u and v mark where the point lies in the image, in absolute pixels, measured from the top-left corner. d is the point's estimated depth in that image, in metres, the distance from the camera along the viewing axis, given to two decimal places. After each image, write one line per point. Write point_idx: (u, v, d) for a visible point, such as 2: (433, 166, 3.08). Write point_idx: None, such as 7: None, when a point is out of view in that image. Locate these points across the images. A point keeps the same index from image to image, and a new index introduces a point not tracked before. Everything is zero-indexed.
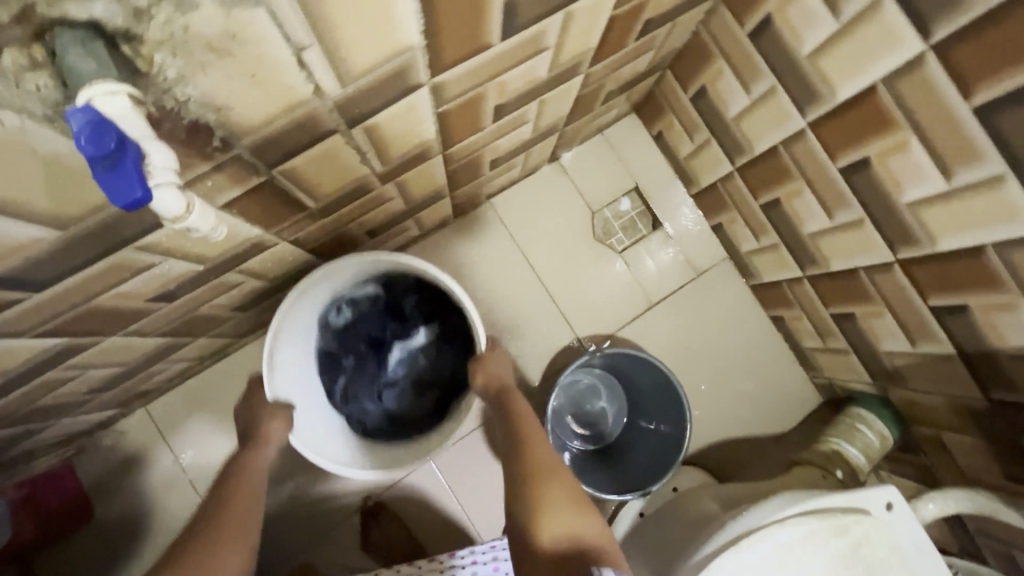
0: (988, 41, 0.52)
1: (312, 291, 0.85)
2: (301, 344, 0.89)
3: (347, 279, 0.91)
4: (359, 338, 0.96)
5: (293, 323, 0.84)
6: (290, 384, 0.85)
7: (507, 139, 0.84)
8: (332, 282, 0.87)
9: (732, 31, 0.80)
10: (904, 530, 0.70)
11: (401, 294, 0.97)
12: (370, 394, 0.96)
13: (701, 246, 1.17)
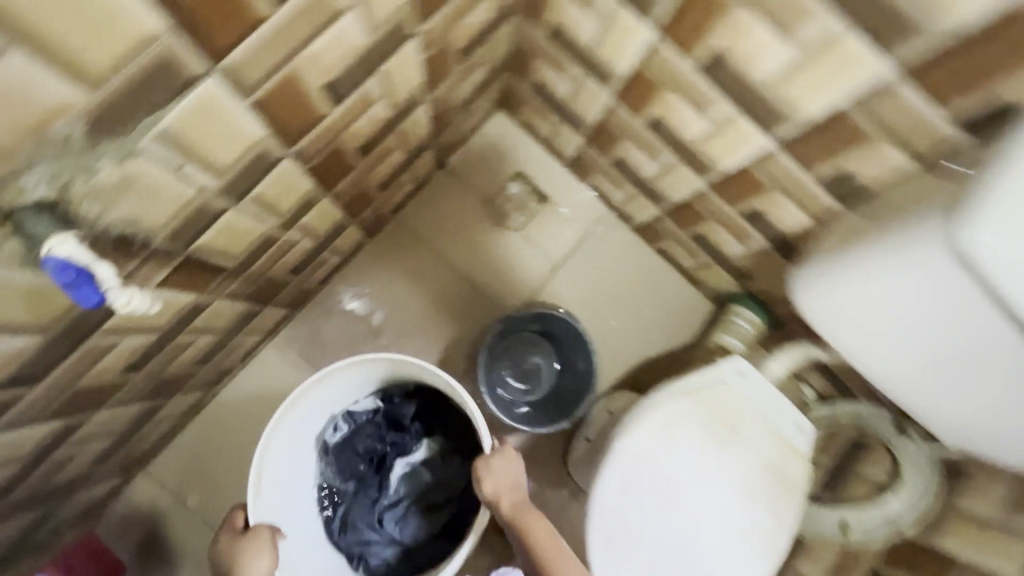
0: (684, 24, 0.71)
1: (303, 414, 0.98)
2: (297, 461, 1.02)
3: (345, 397, 1.06)
4: (359, 458, 1.09)
5: (282, 447, 0.96)
6: (275, 506, 0.96)
7: (384, 166, 1.00)
8: (322, 403, 1.00)
9: (539, 36, 0.98)
10: (753, 389, 0.89)
11: (401, 406, 1.10)
12: (369, 517, 1.08)
13: (585, 206, 1.36)
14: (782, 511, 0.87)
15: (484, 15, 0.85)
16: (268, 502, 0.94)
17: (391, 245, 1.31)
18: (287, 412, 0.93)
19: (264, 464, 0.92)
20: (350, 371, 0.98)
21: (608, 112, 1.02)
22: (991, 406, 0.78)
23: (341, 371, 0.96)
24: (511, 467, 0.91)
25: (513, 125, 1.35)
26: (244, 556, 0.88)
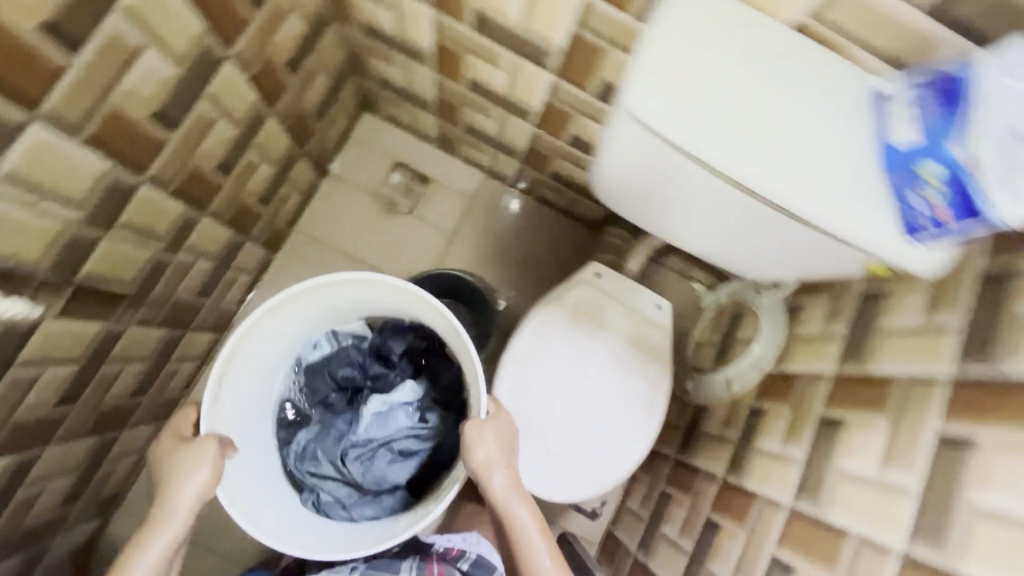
0: None
1: (280, 324, 0.97)
2: (270, 376, 1.03)
3: (334, 316, 1.07)
4: (335, 381, 1.13)
5: (251, 358, 0.95)
6: (235, 424, 0.95)
7: (256, 182, 1.13)
8: (309, 319, 1.03)
9: (359, 36, 1.12)
10: (611, 285, 1.05)
11: (389, 341, 1.13)
12: (334, 444, 1.10)
13: (463, 176, 1.50)
14: (654, 375, 1.02)
15: (295, 31, 0.99)
16: (227, 419, 0.92)
17: (299, 253, 1.43)
18: (278, 308, 0.93)
19: (228, 365, 0.90)
20: (345, 288, 0.98)
21: (438, 87, 1.17)
22: (800, 264, 0.74)
23: (334, 286, 0.97)
24: (505, 437, 0.86)
25: (382, 121, 1.48)
26: (183, 469, 0.80)
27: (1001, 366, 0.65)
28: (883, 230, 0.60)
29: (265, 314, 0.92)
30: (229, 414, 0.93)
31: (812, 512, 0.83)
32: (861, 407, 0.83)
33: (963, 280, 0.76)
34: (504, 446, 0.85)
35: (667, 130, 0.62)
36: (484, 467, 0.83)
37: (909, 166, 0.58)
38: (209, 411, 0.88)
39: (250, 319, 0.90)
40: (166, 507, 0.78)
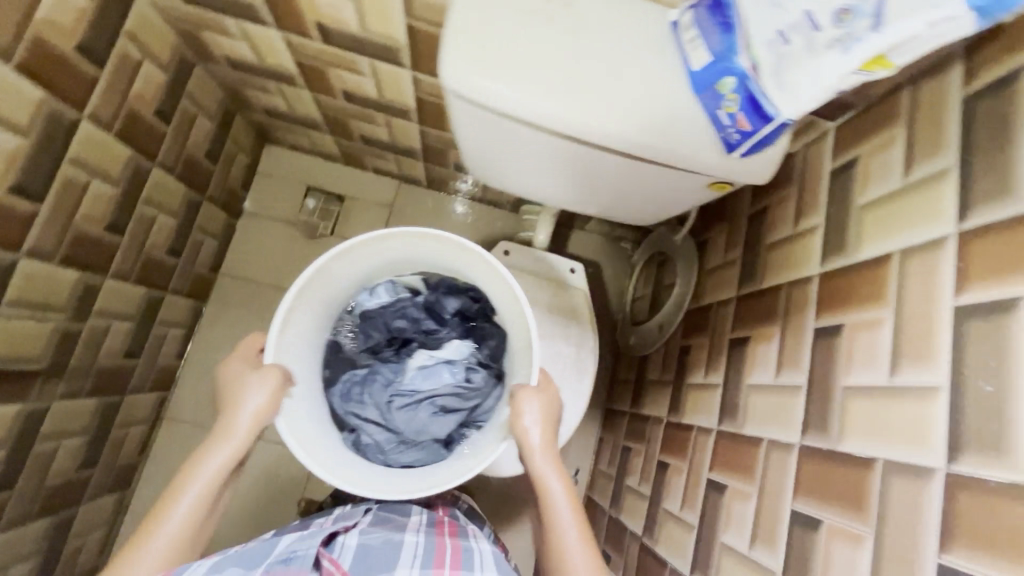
0: (282, 18, 0.89)
1: (350, 264, 0.85)
2: (323, 311, 0.88)
3: (392, 266, 0.93)
4: (382, 330, 0.97)
5: (320, 292, 0.84)
6: (297, 366, 0.84)
7: (157, 234, 1.13)
8: (369, 259, 0.87)
9: (227, 72, 1.13)
10: (519, 259, 1.10)
11: (443, 296, 0.98)
12: (368, 401, 0.93)
13: (378, 188, 1.51)
14: (578, 336, 1.06)
15: (155, 80, 1.00)
16: (296, 338, 0.83)
17: (228, 298, 1.42)
18: (350, 250, 0.82)
19: (302, 293, 0.80)
20: (399, 245, 0.86)
21: (319, 105, 1.18)
22: (673, 192, 0.75)
23: (393, 240, 0.84)
24: (550, 417, 0.77)
25: (285, 151, 1.49)
26: (239, 390, 0.74)
27: (855, 254, 0.68)
28: (708, 150, 0.64)
29: (333, 259, 0.81)
30: (302, 319, 0.83)
31: (732, 430, 0.84)
32: (758, 320, 0.86)
33: (820, 183, 0.80)
34: (545, 421, 0.76)
35: (494, 100, 0.64)
36: (523, 439, 0.75)
37: (710, 85, 0.61)
38: (279, 337, 0.79)
39: (320, 262, 0.79)
40: (224, 424, 0.73)
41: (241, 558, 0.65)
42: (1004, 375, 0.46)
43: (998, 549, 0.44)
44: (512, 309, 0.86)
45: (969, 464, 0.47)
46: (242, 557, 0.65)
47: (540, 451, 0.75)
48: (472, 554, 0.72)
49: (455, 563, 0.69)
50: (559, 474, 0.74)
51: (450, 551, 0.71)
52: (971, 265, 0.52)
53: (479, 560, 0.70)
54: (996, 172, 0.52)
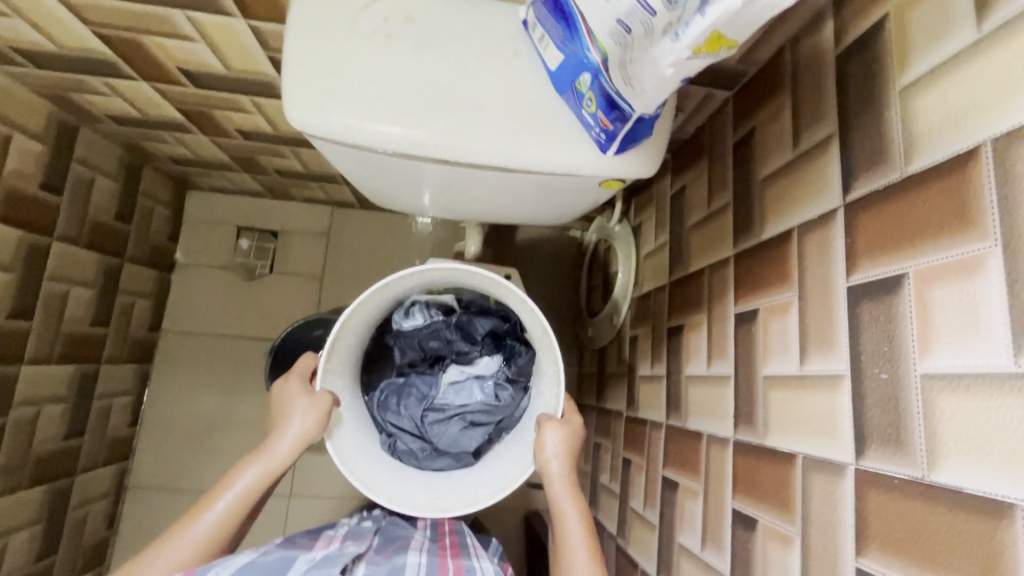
0: (142, 69, 0.83)
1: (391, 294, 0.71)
2: (364, 330, 0.75)
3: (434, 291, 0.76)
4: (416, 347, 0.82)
5: (365, 313, 0.71)
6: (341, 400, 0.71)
7: (73, 309, 1.08)
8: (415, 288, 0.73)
9: (115, 128, 1.07)
10: None
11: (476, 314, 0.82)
12: (402, 418, 0.79)
13: (311, 216, 1.45)
14: None
15: (32, 152, 0.94)
16: (342, 366, 0.72)
17: (173, 356, 1.36)
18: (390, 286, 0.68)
19: (345, 327, 0.69)
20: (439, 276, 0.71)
21: (220, 147, 1.12)
22: (571, 196, 0.71)
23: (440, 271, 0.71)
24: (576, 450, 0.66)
25: (209, 195, 1.43)
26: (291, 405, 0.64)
27: (763, 233, 0.64)
28: (582, 153, 0.59)
29: (378, 286, 0.67)
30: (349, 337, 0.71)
31: (679, 425, 0.81)
32: (689, 307, 0.82)
33: (726, 158, 0.75)
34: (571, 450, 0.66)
35: (348, 134, 0.58)
36: (545, 470, 0.65)
37: (570, 83, 0.56)
38: (327, 358, 0.68)
39: (369, 289, 0.66)
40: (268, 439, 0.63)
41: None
42: (894, 361, 0.43)
43: (902, 552, 0.40)
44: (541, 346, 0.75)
45: (876, 459, 0.44)
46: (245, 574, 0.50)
47: (563, 484, 0.64)
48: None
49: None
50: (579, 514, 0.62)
51: (460, 573, 0.58)
52: (857, 242, 0.48)
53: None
54: (872, 138, 0.48)
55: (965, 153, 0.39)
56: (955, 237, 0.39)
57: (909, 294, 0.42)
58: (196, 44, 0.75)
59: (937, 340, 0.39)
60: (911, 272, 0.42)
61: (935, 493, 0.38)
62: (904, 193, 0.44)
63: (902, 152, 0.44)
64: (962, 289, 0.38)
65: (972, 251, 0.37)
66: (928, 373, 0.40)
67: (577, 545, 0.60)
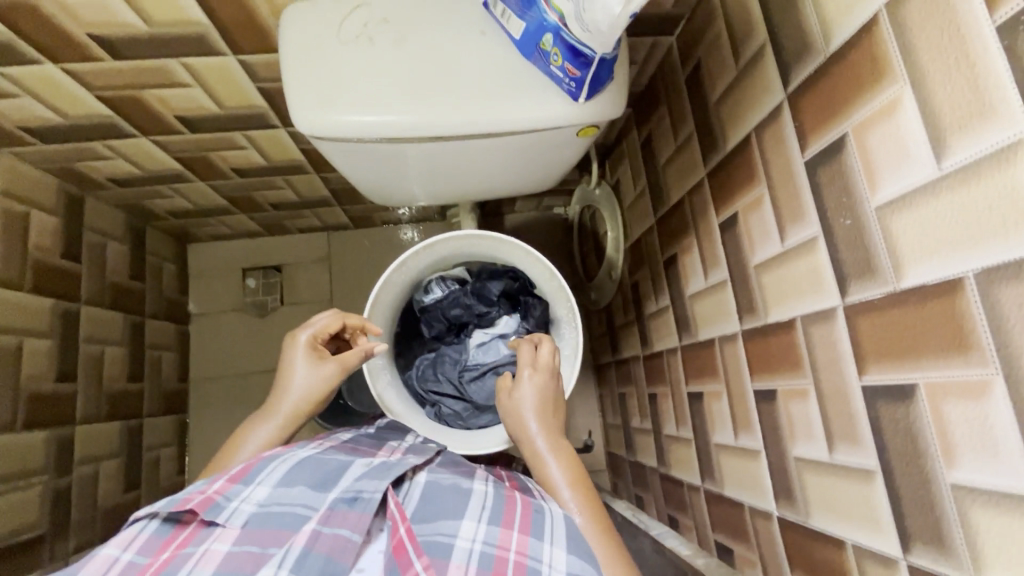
0: (144, 126, 0.91)
1: (411, 273, 0.79)
2: (393, 314, 0.83)
3: (449, 262, 0.83)
4: (441, 320, 0.89)
5: (389, 299, 0.80)
6: (386, 380, 0.79)
7: (110, 368, 1.14)
8: (428, 263, 0.80)
9: (118, 192, 1.14)
10: None
11: (488, 280, 0.88)
12: (442, 382, 0.86)
13: (310, 244, 1.52)
14: None
15: (49, 225, 1.00)
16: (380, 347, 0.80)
17: (207, 401, 1.42)
18: (407, 261, 0.76)
19: (376, 307, 0.77)
20: (448, 247, 0.78)
21: (217, 190, 1.19)
22: (555, 150, 0.78)
23: (449, 244, 0.78)
24: (545, 401, 0.70)
25: (209, 244, 1.50)
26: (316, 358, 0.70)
27: (727, 146, 0.72)
28: (557, 105, 0.67)
29: (394, 269, 0.75)
30: (379, 320, 0.79)
31: (692, 341, 0.88)
32: (677, 235, 0.90)
33: (681, 94, 0.84)
34: (540, 405, 0.69)
35: (353, 130, 0.66)
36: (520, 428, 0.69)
37: (535, 47, 0.64)
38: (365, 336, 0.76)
39: (387, 275, 0.75)
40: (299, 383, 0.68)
41: (311, 476, 0.57)
42: (853, 206, 0.51)
43: (891, 355, 0.48)
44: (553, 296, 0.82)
45: (856, 292, 0.52)
46: (302, 471, 0.58)
47: (539, 433, 0.68)
48: (546, 517, 0.55)
49: (525, 526, 0.53)
50: (561, 459, 0.66)
51: (521, 503, 0.57)
52: (804, 122, 0.57)
53: (552, 526, 0.54)
54: (796, 35, 0.57)
55: (867, 23, 0.48)
56: (875, 89, 0.47)
57: (853, 148, 0.50)
58: (192, 89, 0.82)
59: (880, 175, 0.47)
60: (850, 130, 0.50)
61: (905, 296, 0.46)
62: (829, 70, 0.52)
63: (821, 38, 0.53)
64: (889, 128, 0.46)
65: (890, 95, 0.46)
66: (880, 204, 0.48)
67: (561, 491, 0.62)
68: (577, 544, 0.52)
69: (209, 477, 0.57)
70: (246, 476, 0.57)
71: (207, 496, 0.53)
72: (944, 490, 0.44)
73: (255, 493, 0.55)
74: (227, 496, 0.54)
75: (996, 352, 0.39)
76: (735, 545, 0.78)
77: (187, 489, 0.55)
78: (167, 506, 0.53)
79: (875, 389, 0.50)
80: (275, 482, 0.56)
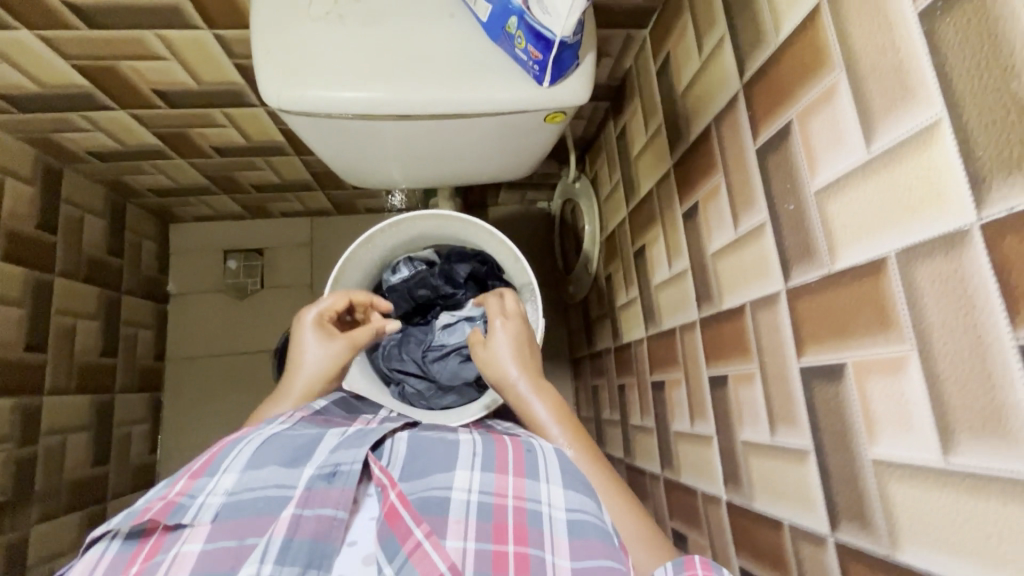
0: (122, 98, 0.91)
1: (376, 251, 0.80)
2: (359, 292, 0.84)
3: (416, 243, 0.84)
4: (408, 300, 0.90)
5: (355, 276, 0.81)
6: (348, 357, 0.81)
7: (83, 341, 1.14)
8: (396, 243, 0.82)
9: (97, 166, 1.14)
10: None
11: (455, 262, 0.89)
12: (406, 362, 0.87)
13: (292, 228, 1.52)
14: None
15: (24, 195, 1.01)
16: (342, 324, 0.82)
17: (182, 381, 1.42)
18: (372, 238, 0.77)
19: (339, 283, 0.78)
20: (416, 227, 0.79)
21: (197, 169, 1.19)
22: (523, 135, 0.79)
23: (416, 224, 0.79)
24: (521, 347, 0.71)
25: (191, 224, 1.50)
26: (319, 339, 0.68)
27: (690, 136, 0.74)
28: (523, 88, 0.69)
29: (360, 245, 0.76)
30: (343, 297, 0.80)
31: (657, 331, 0.90)
32: (646, 226, 0.92)
33: (652, 87, 0.86)
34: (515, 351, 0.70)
35: (320, 105, 0.67)
36: (501, 378, 0.70)
37: (501, 29, 0.65)
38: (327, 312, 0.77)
39: (351, 250, 0.75)
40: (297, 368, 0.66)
41: (280, 454, 0.54)
42: (797, 191, 0.52)
43: (825, 335, 0.49)
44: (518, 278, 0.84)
45: (797, 275, 0.53)
46: (271, 451, 0.54)
47: (520, 376, 0.69)
48: (539, 455, 0.56)
49: (520, 468, 0.55)
50: (545, 400, 0.67)
51: (512, 446, 0.58)
52: (756, 110, 0.58)
53: (545, 464, 0.55)
54: (751, 25, 0.58)
55: (811, 11, 0.49)
56: (817, 76, 0.48)
57: (796, 134, 0.52)
58: (168, 62, 0.83)
59: (819, 159, 0.49)
60: (794, 116, 0.52)
61: (838, 277, 0.47)
62: (779, 59, 0.54)
63: (772, 28, 0.55)
64: (828, 113, 0.47)
65: (828, 81, 0.47)
66: (818, 187, 0.49)
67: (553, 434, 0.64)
68: (573, 479, 0.54)
69: (165, 478, 0.52)
70: (209, 466, 0.52)
71: (167, 500, 0.49)
72: (867, 465, 0.45)
73: (222, 483, 0.51)
74: (192, 493, 0.50)
75: (913, 329, 0.40)
76: (689, 531, 0.79)
77: (142, 497, 0.50)
78: (124, 520, 0.47)
79: (811, 370, 0.51)
80: (242, 466, 0.52)
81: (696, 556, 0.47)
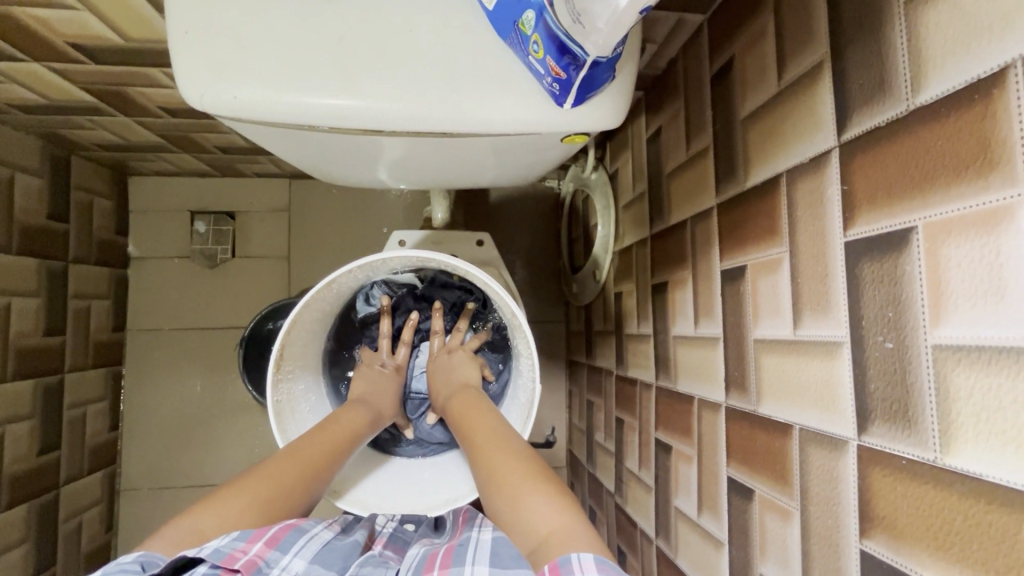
0: (30, 50, 0.72)
1: (340, 286, 0.69)
2: (322, 323, 0.74)
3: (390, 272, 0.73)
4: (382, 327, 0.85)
5: (312, 314, 0.69)
6: (303, 409, 0.72)
7: (20, 322, 1.02)
8: (370, 273, 0.71)
9: (23, 118, 0.96)
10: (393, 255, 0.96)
11: (438, 292, 0.86)
12: None
13: (266, 190, 1.34)
14: None
15: None
16: (294, 369, 0.71)
17: (143, 356, 1.30)
18: (336, 279, 0.65)
19: (295, 325, 0.67)
20: (392, 258, 0.66)
21: (148, 127, 1.01)
22: (526, 152, 0.62)
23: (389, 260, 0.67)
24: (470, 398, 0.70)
25: (152, 178, 1.33)
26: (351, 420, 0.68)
27: (746, 182, 0.57)
28: (535, 108, 0.51)
29: (323, 287, 0.65)
30: (296, 337, 0.68)
31: (669, 387, 0.77)
32: (672, 263, 0.76)
33: (703, 96, 0.67)
34: (466, 399, 0.70)
35: (260, 114, 0.50)
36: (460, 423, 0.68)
37: (513, 25, 0.48)
38: (278, 368, 0.67)
39: (312, 291, 0.64)
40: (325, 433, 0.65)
41: (339, 562, 0.53)
42: (902, 329, 0.37)
43: (910, 537, 0.37)
44: (512, 322, 0.73)
45: (878, 436, 0.39)
46: (329, 554, 0.53)
47: (472, 422, 0.66)
48: (468, 549, 0.52)
49: (446, 562, 0.50)
50: (491, 434, 0.63)
51: (442, 554, 0.53)
52: (855, 190, 0.42)
53: (473, 551, 0.50)
54: (871, 65, 0.40)
55: (986, 78, 0.32)
56: (976, 184, 0.32)
57: (918, 251, 0.36)
58: (77, 12, 0.64)
59: (952, 309, 0.34)
60: (920, 226, 0.36)
61: (948, 479, 0.34)
62: (913, 132, 0.37)
63: (907, 79, 0.37)
64: (985, 247, 0.32)
65: (1000, 200, 0.31)
66: (940, 344, 0.35)
67: (503, 459, 0.59)
68: (500, 558, 0.48)
69: (241, 530, 0.50)
70: (284, 542, 0.51)
71: (251, 559, 0.47)
72: None
73: (294, 564, 0.49)
74: (268, 561, 0.48)
75: None
76: None
77: (222, 542, 0.48)
78: (213, 559, 0.46)
79: (877, 562, 0.40)
80: (309, 557, 0.51)
81: (545, 566, 0.43)
